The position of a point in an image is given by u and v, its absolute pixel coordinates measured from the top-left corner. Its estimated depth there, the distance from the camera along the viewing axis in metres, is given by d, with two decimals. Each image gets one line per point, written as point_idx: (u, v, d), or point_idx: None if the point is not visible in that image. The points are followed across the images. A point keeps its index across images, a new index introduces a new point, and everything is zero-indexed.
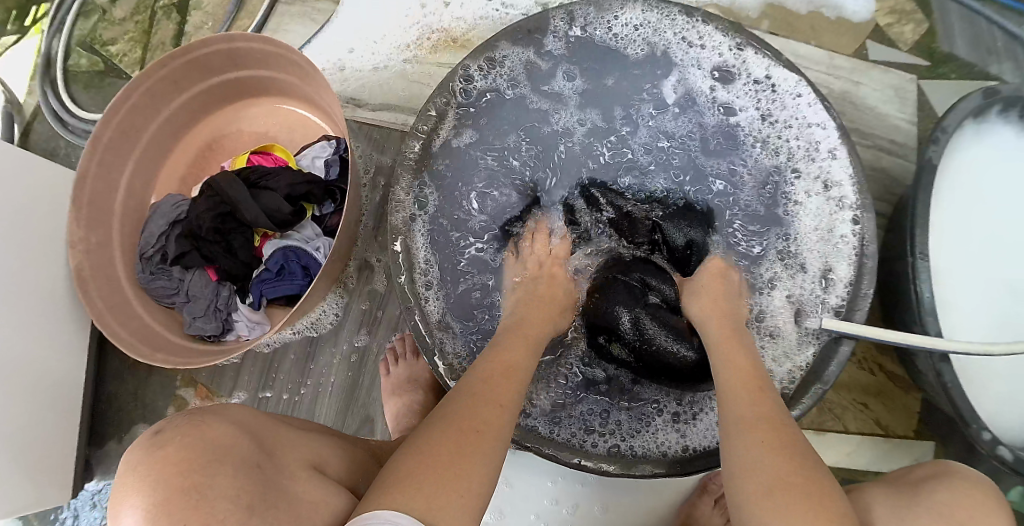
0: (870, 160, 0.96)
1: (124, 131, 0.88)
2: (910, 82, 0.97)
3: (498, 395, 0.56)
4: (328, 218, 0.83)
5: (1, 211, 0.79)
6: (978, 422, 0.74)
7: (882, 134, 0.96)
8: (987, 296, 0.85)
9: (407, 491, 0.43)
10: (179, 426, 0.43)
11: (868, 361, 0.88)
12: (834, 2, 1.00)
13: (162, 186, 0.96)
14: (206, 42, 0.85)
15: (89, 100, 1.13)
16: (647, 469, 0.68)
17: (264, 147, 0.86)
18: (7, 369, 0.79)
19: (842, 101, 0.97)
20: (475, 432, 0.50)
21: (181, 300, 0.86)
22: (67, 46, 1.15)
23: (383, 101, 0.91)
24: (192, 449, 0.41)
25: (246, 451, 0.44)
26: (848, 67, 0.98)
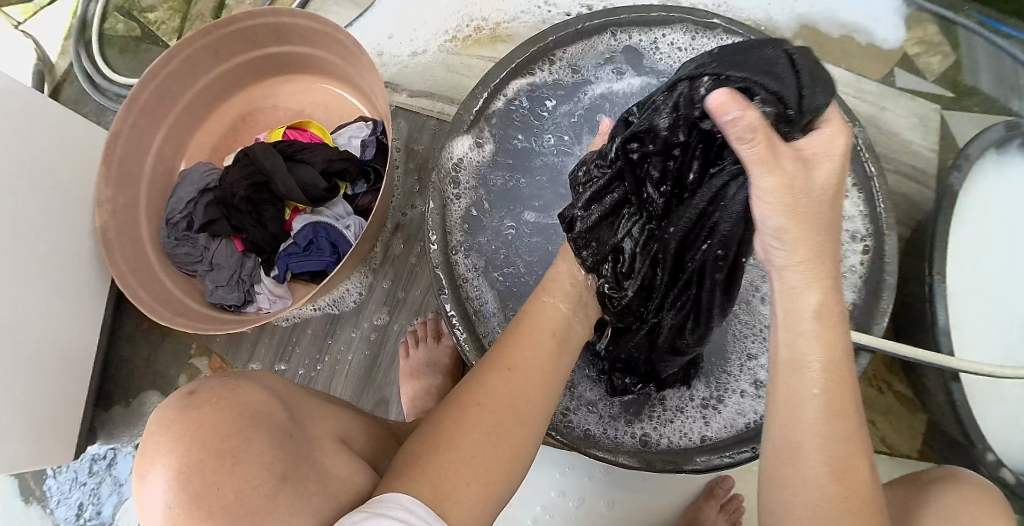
0: (893, 185, 0.96)
1: (161, 96, 0.89)
2: (935, 111, 0.98)
3: (517, 360, 0.52)
4: (359, 198, 0.83)
5: (33, 164, 0.79)
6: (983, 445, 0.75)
7: (905, 161, 0.97)
8: (1002, 326, 0.85)
9: (428, 476, 0.42)
10: (214, 387, 0.38)
11: (878, 380, 0.89)
12: (866, 29, 1.02)
13: (191, 154, 0.96)
14: (252, 15, 0.86)
15: (123, 65, 1.14)
16: (667, 466, 0.67)
17: (300, 123, 0.86)
18: (23, 323, 0.78)
19: (869, 124, 0.98)
20: (508, 421, 0.48)
21: (204, 269, 0.86)
22: (105, 10, 1.16)
23: (421, 87, 0.92)
24: (227, 412, 0.36)
25: (277, 418, 0.40)
26: (876, 93, 1.00)
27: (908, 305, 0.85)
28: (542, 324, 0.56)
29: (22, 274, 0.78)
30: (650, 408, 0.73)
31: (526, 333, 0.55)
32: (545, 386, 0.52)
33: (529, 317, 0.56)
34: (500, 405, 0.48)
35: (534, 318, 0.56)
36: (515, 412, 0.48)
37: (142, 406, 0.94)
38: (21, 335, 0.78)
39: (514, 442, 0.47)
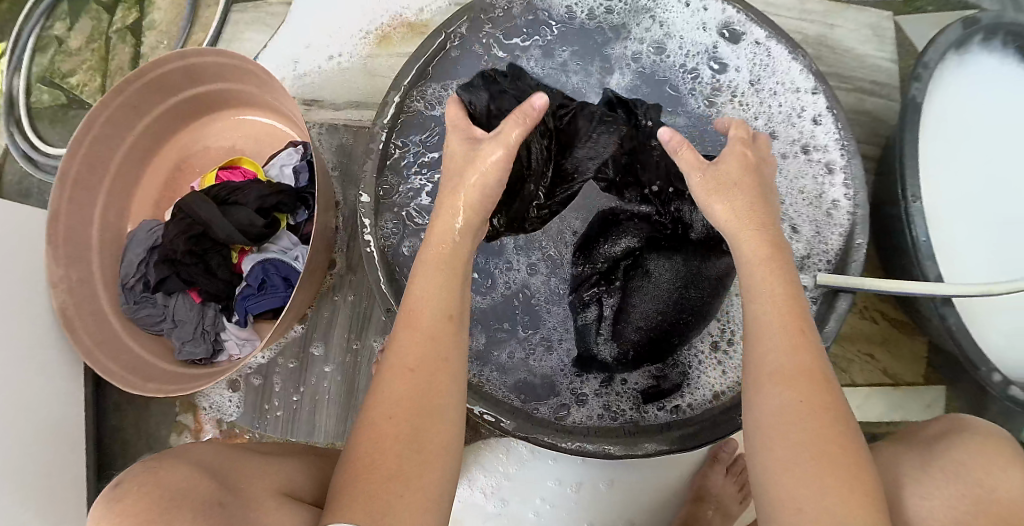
0: (853, 103, 0.92)
1: (92, 163, 0.87)
2: (887, 19, 0.94)
3: (416, 355, 0.48)
4: (303, 227, 0.81)
5: None
6: (986, 364, 0.72)
7: (864, 76, 0.93)
8: (987, 233, 0.82)
9: (359, 502, 0.42)
10: (138, 475, 0.41)
11: (869, 309, 0.86)
12: None
13: (136, 214, 0.94)
14: (160, 63, 0.83)
15: (57, 135, 1.12)
16: (648, 447, 0.66)
17: (232, 161, 0.84)
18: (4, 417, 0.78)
19: (820, 46, 0.94)
20: (424, 425, 0.46)
21: (168, 327, 0.85)
22: (27, 83, 1.13)
23: (344, 98, 0.89)
24: (146, 496, 0.39)
25: (208, 489, 0.43)
26: (821, 11, 0.95)
27: (887, 229, 0.82)
28: (435, 299, 0.51)
29: None
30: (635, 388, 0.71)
31: (413, 318, 0.50)
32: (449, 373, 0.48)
33: (417, 301, 0.51)
34: (402, 412, 0.46)
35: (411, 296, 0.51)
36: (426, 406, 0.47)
37: None
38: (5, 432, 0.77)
39: (437, 442, 0.46)
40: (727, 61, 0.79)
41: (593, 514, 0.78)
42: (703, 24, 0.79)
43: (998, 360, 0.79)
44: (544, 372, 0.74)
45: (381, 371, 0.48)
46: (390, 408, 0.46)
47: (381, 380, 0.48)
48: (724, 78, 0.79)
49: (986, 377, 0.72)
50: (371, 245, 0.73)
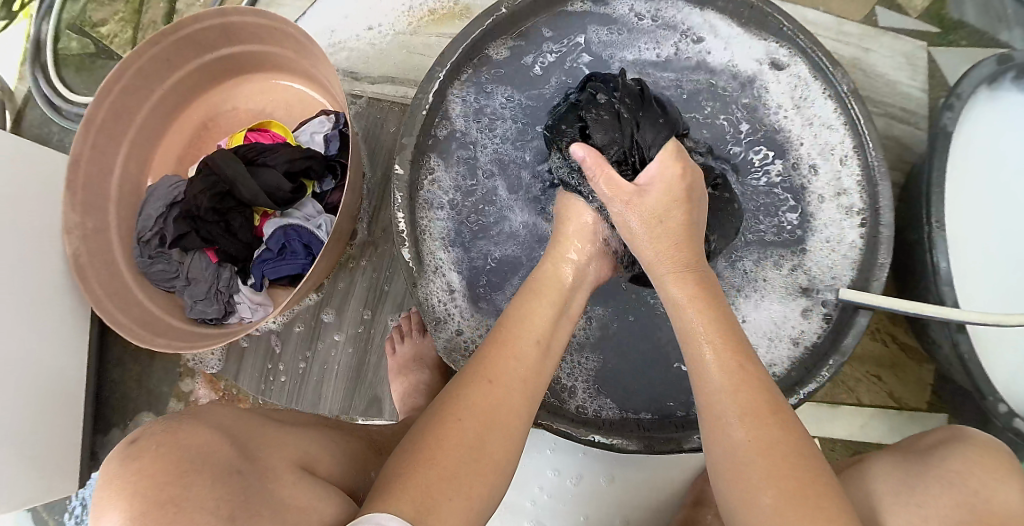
0: (882, 127, 0.93)
1: (118, 112, 0.86)
2: (921, 48, 0.94)
3: (499, 370, 0.51)
4: (328, 196, 0.81)
5: None
6: (994, 394, 0.71)
7: (895, 101, 0.93)
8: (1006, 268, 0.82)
9: (410, 493, 0.41)
10: (155, 433, 0.39)
11: (881, 332, 0.86)
12: None
13: (155, 169, 0.93)
14: (197, 19, 0.83)
15: (81, 83, 1.11)
16: (669, 443, 0.65)
17: (261, 124, 0.83)
18: (8, 358, 0.77)
19: (853, 68, 0.94)
20: (490, 435, 0.47)
21: (181, 284, 0.84)
22: (57, 29, 1.12)
23: (381, 72, 0.88)
24: (164, 461, 0.37)
25: (226, 455, 0.40)
26: (858, 33, 0.95)
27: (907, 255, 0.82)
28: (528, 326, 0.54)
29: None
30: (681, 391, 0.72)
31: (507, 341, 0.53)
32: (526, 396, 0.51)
33: (518, 320, 0.55)
34: (457, 417, 0.47)
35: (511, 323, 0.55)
36: (492, 420, 0.48)
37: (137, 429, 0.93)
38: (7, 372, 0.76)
39: (495, 453, 0.47)
40: (773, 89, 0.79)
41: (589, 509, 0.77)
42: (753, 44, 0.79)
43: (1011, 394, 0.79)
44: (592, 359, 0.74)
45: (459, 379, 0.50)
46: (458, 410, 0.47)
47: (455, 388, 0.50)
48: (764, 112, 0.79)
49: (991, 407, 0.71)
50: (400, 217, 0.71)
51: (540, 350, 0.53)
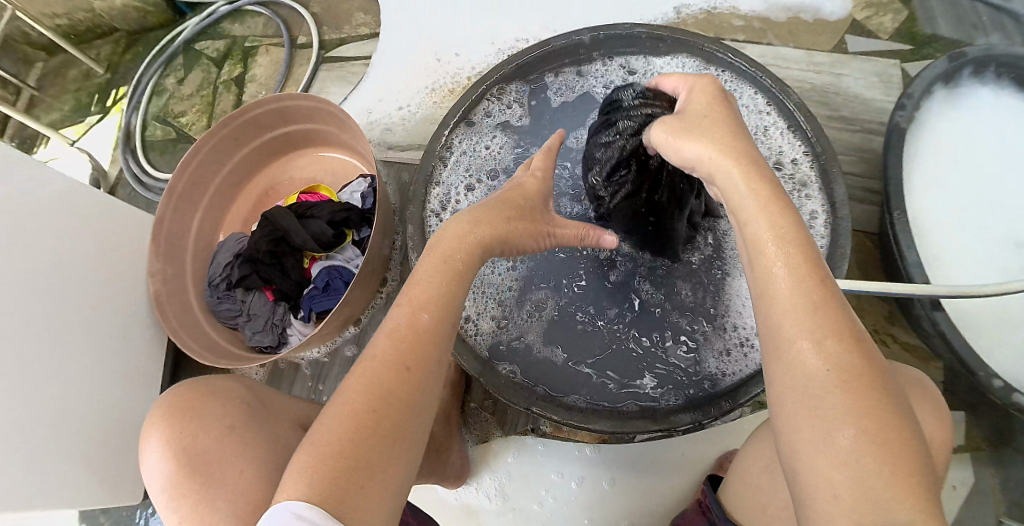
0: (860, 142, 1.01)
1: (196, 183, 1.06)
2: (893, 67, 1.05)
3: (415, 355, 0.51)
4: (366, 241, 0.97)
5: (89, 245, 0.96)
6: (984, 368, 0.78)
7: (872, 118, 1.02)
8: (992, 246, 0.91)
9: (326, 484, 0.45)
10: (194, 385, 0.68)
11: (880, 332, 0.93)
12: (811, 7, 1.09)
13: (226, 226, 1.13)
14: (260, 103, 1.04)
15: (163, 162, 1.34)
16: (640, 424, 0.74)
17: (311, 188, 1.02)
18: (88, 379, 0.92)
19: (829, 93, 1.04)
20: (403, 421, 0.49)
21: (243, 320, 1.00)
22: (144, 121, 1.37)
23: (409, 142, 1.06)
24: (195, 397, 0.65)
25: (238, 397, 0.67)
26: (828, 62, 1.06)
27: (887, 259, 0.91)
28: (452, 315, 0.55)
29: (82, 336, 0.92)
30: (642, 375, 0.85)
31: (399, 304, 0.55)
32: (411, 384, 0.50)
33: (422, 297, 0.55)
34: (390, 366, 0.50)
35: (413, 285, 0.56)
36: (415, 366, 0.51)
37: None
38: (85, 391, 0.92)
39: (409, 436, 0.49)
40: None
41: (596, 510, 0.85)
42: (678, 65, 0.94)
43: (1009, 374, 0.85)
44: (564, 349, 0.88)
45: (365, 361, 0.51)
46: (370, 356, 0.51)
47: (362, 369, 0.50)
48: None
49: (986, 382, 0.77)
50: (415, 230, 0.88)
51: (445, 340, 0.54)
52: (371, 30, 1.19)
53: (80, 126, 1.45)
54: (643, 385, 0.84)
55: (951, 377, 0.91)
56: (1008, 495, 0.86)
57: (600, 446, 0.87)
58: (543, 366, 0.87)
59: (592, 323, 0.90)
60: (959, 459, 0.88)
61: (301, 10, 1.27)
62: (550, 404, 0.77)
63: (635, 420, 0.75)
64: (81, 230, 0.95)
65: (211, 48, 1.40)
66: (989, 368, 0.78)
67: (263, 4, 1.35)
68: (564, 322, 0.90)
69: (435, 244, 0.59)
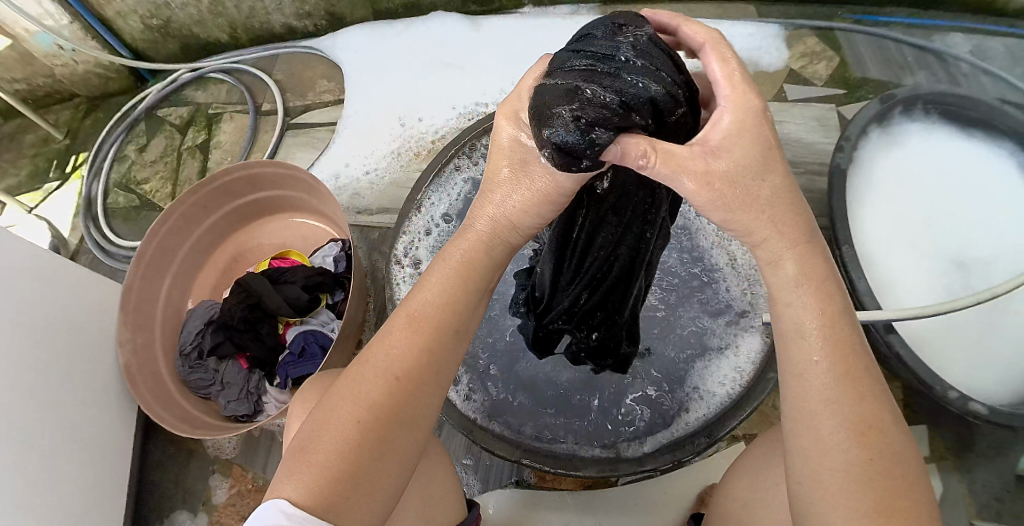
0: (806, 184, 1.12)
1: (164, 250, 1.07)
2: (830, 111, 1.18)
3: (404, 364, 0.50)
4: (339, 304, 1.00)
5: (54, 314, 0.95)
6: (941, 383, 0.87)
7: (814, 160, 1.14)
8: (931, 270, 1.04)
9: (309, 488, 0.46)
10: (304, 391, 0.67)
11: None
12: (753, 60, 1.24)
13: (195, 292, 1.13)
14: (230, 171, 1.07)
15: (128, 231, 1.33)
16: (628, 469, 0.78)
17: (283, 253, 1.05)
18: (51, 453, 0.89)
19: (774, 140, 1.17)
20: (389, 437, 0.48)
21: (217, 389, 1.00)
22: (106, 188, 1.37)
23: (379, 205, 1.11)
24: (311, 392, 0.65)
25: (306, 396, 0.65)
26: (772, 110, 1.19)
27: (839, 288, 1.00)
28: (454, 315, 0.52)
29: (46, 408, 0.90)
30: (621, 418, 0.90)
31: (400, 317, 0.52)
32: (432, 387, 0.51)
33: (431, 304, 0.52)
34: (384, 376, 0.50)
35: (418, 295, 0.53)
36: (407, 385, 0.50)
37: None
38: (48, 465, 0.89)
39: (400, 452, 0.49)
40: None
41: None
42: None
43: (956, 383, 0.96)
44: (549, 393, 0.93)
45: (361, 363, 0.51)
46: (377, 373, 0.50)
47: (358, 369, 0.51)
48: None
49: (943, 395, 0.87)
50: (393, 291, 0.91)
51: (450, 339, 0.52)
52: (334, 98, 1.25)
53: (37, 193, 1.43)
54: (624, 427, 0.89)
55: (910, 392, 0.99)
56: (977, 498, 0.94)
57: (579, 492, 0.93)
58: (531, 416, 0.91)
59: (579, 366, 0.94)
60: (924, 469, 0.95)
61: (264, 78, 1.32)
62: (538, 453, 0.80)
63: (622, 465, 0.79)
64: (50, 303, 0.95)
65: (173, 114, 1.42)
66: (945, 382, 0.88)
67: (225, 71, 1.39)
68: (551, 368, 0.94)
69: (449, 249, 0.54)
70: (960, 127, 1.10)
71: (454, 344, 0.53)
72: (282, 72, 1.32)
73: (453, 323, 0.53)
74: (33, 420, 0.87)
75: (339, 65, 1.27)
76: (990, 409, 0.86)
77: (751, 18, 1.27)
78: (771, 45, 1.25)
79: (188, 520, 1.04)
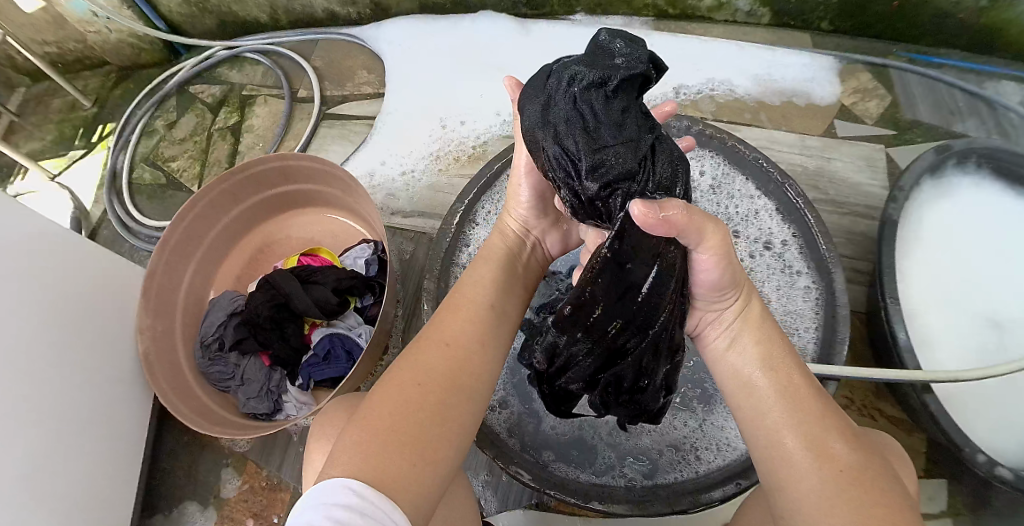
0: (849, 225, 1.09)
1: (189, 236, 1.05)
2: (879, 152, 1.14)
3: (452, 335, 0.58)
4: (368, 309, 0.98)
5: (76, 296, 0.94)
6: (970, 445, 0.84)
7: (859, 201, 1.11)
8: (969, 326, 1.01)
9: (371, 448, 0.48)
10: (327, 416, 0.69)
11: (867, 407, 1.00)
12: (803, 91, 1.20)
13: (217, 282, 1.11)
14: (264, 161, 1.04)
15: (151, 209, 1.30)
16: (657, 507, 0.77)
17: (313, 250, 1.02)
18: (67, 437, 0.89)
19: (819, 177, 1.13)
20: (448, 401, 0.53)
21: (236, 384, 0.98)
22: (132, 163, 1.35)
23: (411, 208, 1.08)
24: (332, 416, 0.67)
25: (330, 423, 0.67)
26: (819, 146, 1.15)
27: (874, 336, 0.98)
28: (480, 295, 0.63)
29: (64, 391, 0.89)
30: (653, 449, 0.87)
31: (457, 307, 0.61)
32: (481, 358, 0.58)
33: (464, 293, 0.63)
34: (436, 347, 0.57)
35: (469, 289, 0.64)
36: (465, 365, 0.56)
37: (182, 516, 1.02)
38: (63, 449, 0.88)
39: (456, 419, 0.53)
40: (699, 170, 1.02)
41: None
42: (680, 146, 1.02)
43: (986, 444, 0.94)
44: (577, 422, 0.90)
45: (418, 343, 0.58)
46: (440, 345, 0.57)
47: (412, 350, 0.57)
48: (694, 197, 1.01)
49: (970, 457, 0.84)
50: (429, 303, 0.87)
51: (488, 316, 0.61)
52: (374, 90, 1.23)
53: (62, 160, 1.41)
54: (656, 461, 0.86)
55: (935, 446, 0.97)
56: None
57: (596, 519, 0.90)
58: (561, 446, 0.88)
59: None
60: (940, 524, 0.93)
61: (302, 64, 1.29)
62: (567, 486, 0.79)
63: (652, 502, 0.78)
64: (62, 280, 0.93)
65: (205, 93, 1.39)
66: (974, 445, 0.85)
67: (261, 52, 1.36)
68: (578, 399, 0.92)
69: (482, 249, 0.71)
70: (1008, 184, 1.07)
71: (489, 321, 0.61)
72: (321, 58, 1.30)
73: (492, 308, 0.62)
74: (50, 403, 0.87)
75: (380, 56, 1.26)
76: (1016, 475, 0.82)
77: (806, 48, 1.23)
78: (822, 77, 1.21)
79: (198, 512, 1.02)
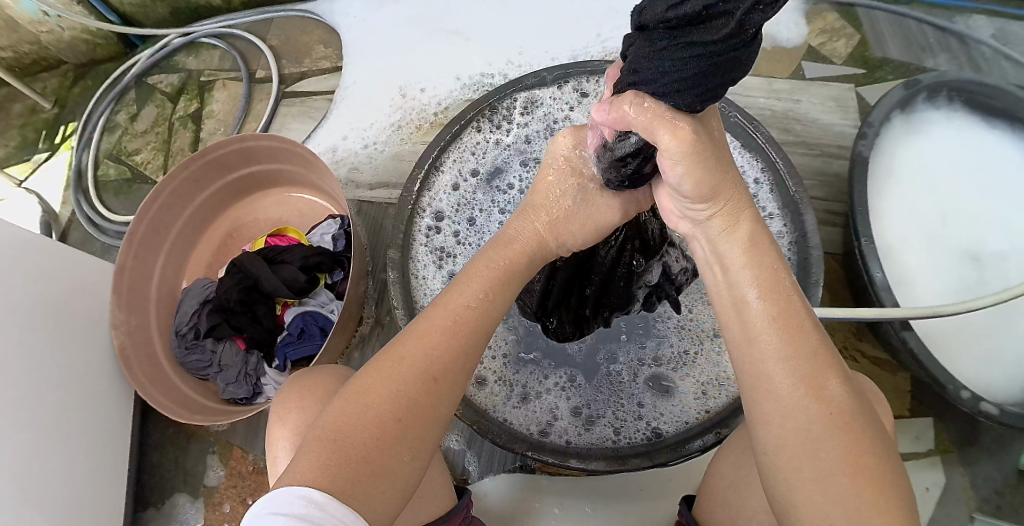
0: (821, 167, 1.08)
1: (155, 228, 1.03)
2: (849, 91, 1.12)
3: (437, 355, 0.53)
4: (338, 284, 0.97)
5: (46, 298, 0.92)
6: (953, 382, 0.84)
7: (831, 142, 1.09)
8: (947, 260, 1.00)
9: (324, 468, 0.45)
10: (297, 381, 0.65)
11: (849, 349, 0.99)
12: (768, 35, 1.17)
13: (190, 270, 1.10)
14: (222, 144, 1.01)
15: (119, 204, 1.28)
16: (634, 463, 0.77)
17: (278, 230, 1.01)
18: (50, 441, 0.88)
19: (790, 118, 1.11)
20: (419, 428, 0.50)
21: (214, 371, 0.98)
22: (96, 160, 1.32)
23: (378, 180, 1.08)
24: (306, 389, 0.63)
25: (303, 391, 0.63)
26: (788, 88, 1.13)
27: (851, 276, 0.97)
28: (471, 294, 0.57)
29: (45, 394, 0.88)
30: (632, 409, 0.87)
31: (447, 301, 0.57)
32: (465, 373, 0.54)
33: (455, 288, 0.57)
34: (421, 375, 0.51)
35: (405, 346, 0.53)
36: (447, 379, 0.52)
37: (173, 509, 1.03)
38: (49, 452, 0.87)
39: (423, 442, 0.50)
40: None
41: None
42: None
43: (970, 379, 0.94)
44: (558, 391, 0.89)
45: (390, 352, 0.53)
46: (412, 357, 0.52)
47: (385, 359, 0.53)
48: None
49: (955, 394, 0.83)
50: (394, 277, 0.87)
51: (481, 323, 0.56)
52: (332, 65, 1.21)
53: (26, 165, 1.38)
54: (633, 423, 0.86)
55: (917, 384, 0.97)
56: (977, 492, 0.92)
57: (586, 482, 0.91)
58: (540, 413, 0.88)
59: (589, 364, 0.91)
60: (926, 460, 0.93)
61: (257, 43, 1.26)
62: (546, 447, 0.79)
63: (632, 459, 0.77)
64: (38, 286, 0.91)
65: (164, 83, 1.36)
66: (958, 381, 0.84)
67: (216, 37, 1.33)
68: (567, 365, 0.91)
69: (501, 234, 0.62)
70: (982, 117, 1.05)
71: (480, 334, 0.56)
72: (277, 37, 1.27)
73: (439, 371, 0.52)
74: (30, 408, 0.85)
75: (337, 30, 1.23)
76: (1001, 409, 0.83)
77: None
78: (788, 17, 1.18)
79: (188, 503, 1.02)
